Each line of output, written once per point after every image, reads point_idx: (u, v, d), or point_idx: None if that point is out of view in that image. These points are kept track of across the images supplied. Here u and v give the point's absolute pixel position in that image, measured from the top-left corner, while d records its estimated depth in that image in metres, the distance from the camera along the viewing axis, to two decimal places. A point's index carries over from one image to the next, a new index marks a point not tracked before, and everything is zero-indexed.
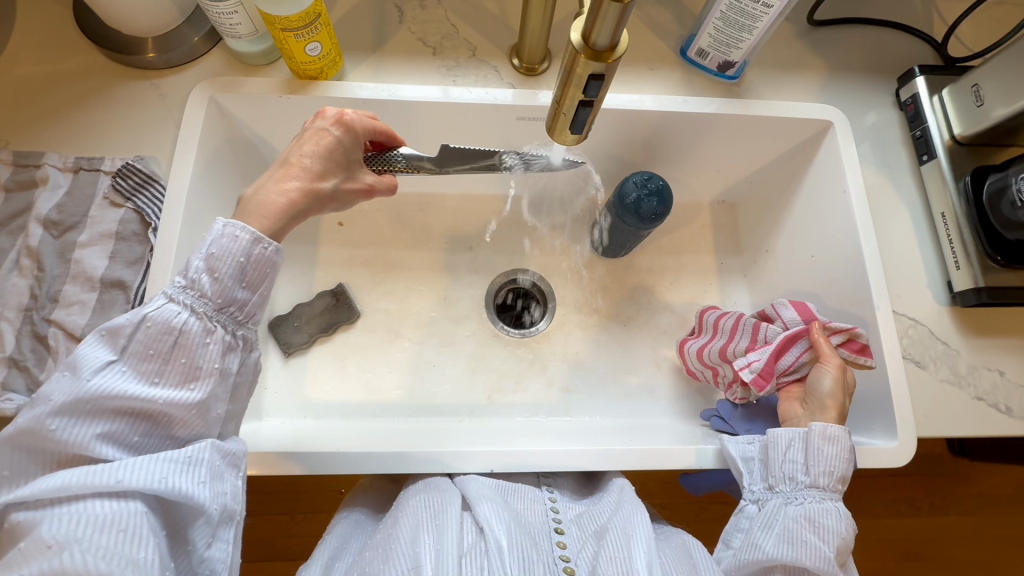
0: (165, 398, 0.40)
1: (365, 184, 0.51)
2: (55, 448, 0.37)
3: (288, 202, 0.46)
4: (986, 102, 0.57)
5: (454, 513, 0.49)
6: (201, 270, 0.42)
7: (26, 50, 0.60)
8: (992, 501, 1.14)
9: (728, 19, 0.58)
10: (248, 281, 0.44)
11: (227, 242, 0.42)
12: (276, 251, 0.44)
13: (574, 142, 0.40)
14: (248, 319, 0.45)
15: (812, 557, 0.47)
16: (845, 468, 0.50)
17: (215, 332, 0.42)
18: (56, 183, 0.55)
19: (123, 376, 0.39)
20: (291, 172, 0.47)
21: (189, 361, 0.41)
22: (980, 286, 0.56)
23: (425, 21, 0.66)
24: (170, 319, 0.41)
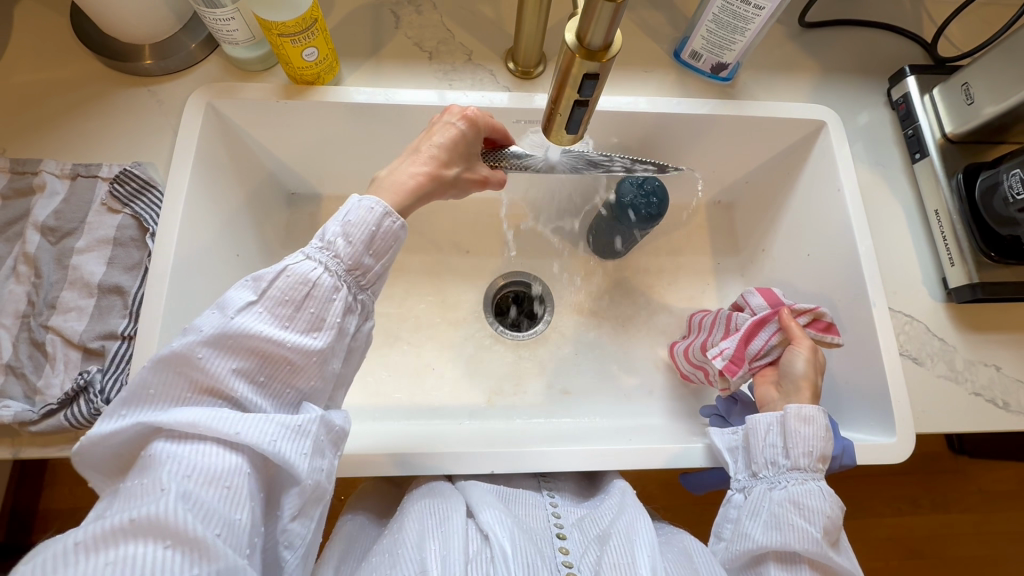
0: (295, 344, 0.41)
1: (479, 176, 0.52)
2: (194, 377, 0.39)
3: (417, 183, 0.47)
4: (976, 101, 0.58)
5: (458, 518, 0.49)
6: (337, 234, 0.44)
7: (23, 58, 0.61)
8: (992, 498, 1.14)
9: (721, 21, 0.59)
10: (374, 251, 0.45)
11: (361, 210, 0.44)
12: (401, 227, 0.45)
13: (571, 141, 0.41)
14: (369, 287, 0.46)
15: (799, 540, 0.46)
16: (826, 447, 0.50)
17: (342, 290, 0.43)
18: (53, 189, 0.55)
19: (260, 318, 0.41)
20: (420, 158, 0.48)
21: (318, 314, 0.42)
22: (974, 282, 0.57)
23: (421, 26, 0.66)
24: (308, 273, 0.42)
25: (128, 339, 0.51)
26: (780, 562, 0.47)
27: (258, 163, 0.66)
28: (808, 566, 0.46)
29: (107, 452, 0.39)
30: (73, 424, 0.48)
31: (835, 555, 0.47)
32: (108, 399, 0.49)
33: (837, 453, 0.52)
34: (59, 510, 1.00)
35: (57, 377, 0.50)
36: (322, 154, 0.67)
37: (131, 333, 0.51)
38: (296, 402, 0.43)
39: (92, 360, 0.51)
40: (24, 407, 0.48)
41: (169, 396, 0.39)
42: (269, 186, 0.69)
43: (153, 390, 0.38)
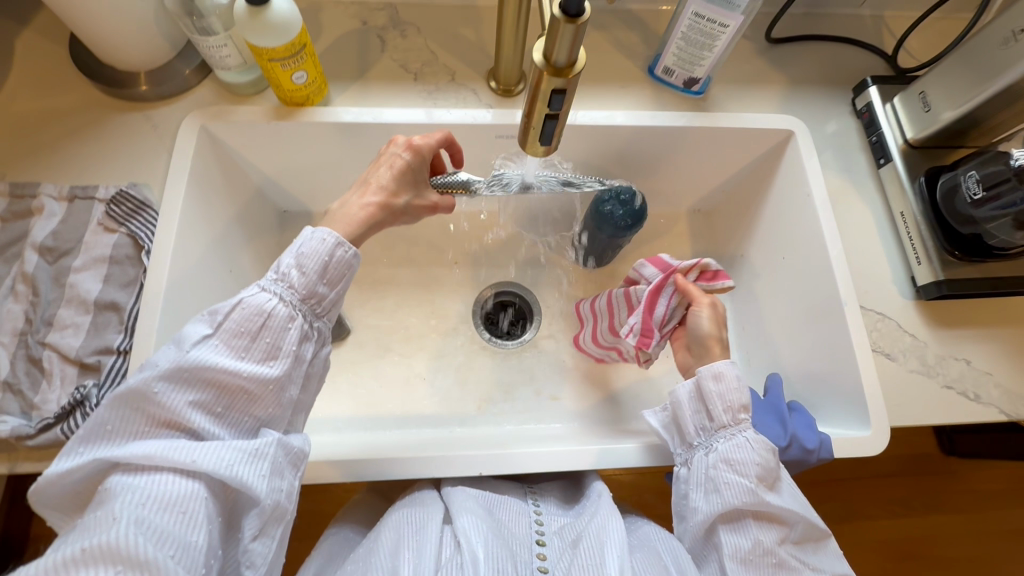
0: (250, 373, 0.43)
1: (431, 202, 0.55)
2: (151, 411, 0.40)
3: (368, 215, 0.50)
4: (934, 108, 0.61)
5: (434, 528, 0.50)
6: (291, 265, 0.46)
7: (23, 87, 0.63)
8: (985, 498, 1.15)
9: (690, 38, 0.62)
10: (328, 279, 0.47)
11: (314, 242, 0.46)
12: (354, 256, 0.48)
13: (545, 153, 0.43)
14: (326, 313, 0.48)
15: (736, 495, 0.48)
16: (741, 394, 0.52)
17: (297, 319, 0.45)
18: (51, 211, 0.57)
19: (216, 350, 0.42)
20: (370, 188, 0.51)
21: (273, 343, 0.44)
22: (940, 279, 0.59)
23: (406, 49, 0.69)
24: (262, 304, 0.44)
25: (123, 354, 0.53)
26: (728, 522, 0.48)
27: (250, 182, 0.68)
28: (754, 519, 0.48)
29: (67, 491, 0.41)
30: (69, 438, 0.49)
31: (774, 496, 0.48)
32: None
33: (813, 447, 0.54)
34: (50, 535, 0.99)
35: (53, 392, 0.51)
36: (312, 172, 0.69)
37: (127, 348, 0.53)
38: (255, 429, 0.44)
39: (88, 375, 0.52)
40: (21, 422, 0.49)
41: (126, 431, 0.40)
42: (261, 205, 0.71)
43: (111, 427, 0.40)
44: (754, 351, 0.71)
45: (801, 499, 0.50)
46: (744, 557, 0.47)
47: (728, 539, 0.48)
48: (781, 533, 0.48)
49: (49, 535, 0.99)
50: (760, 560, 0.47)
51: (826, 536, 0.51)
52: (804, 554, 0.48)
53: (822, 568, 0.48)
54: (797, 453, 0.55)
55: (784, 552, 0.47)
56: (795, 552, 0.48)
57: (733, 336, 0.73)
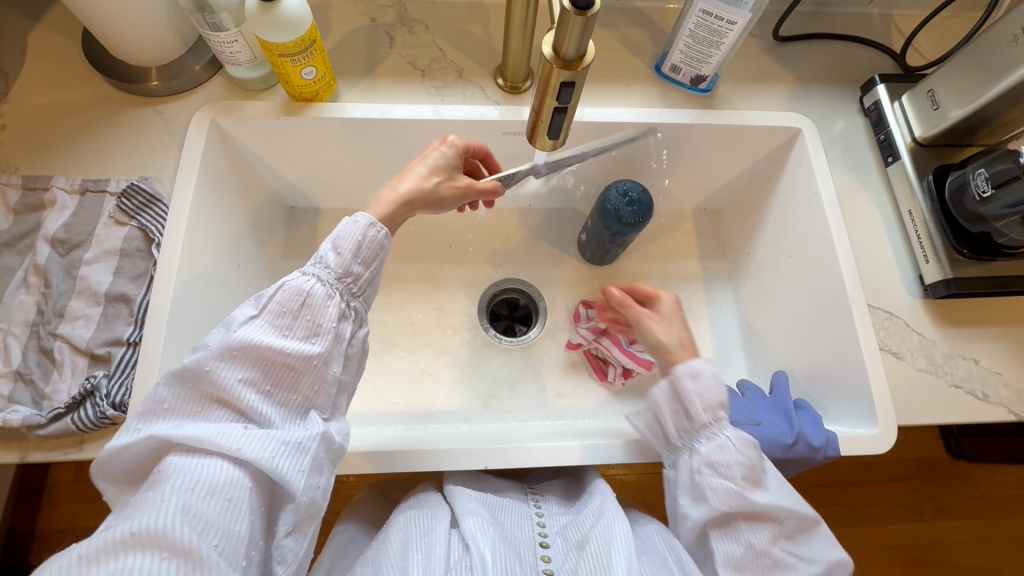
0: (294, 351, 0.43)
1: (467, 186, 0.54)
2: (205, 390, 0.41)
3: (405, 198, 0.50)
4: (942, 106, 0.61)
5: (441, 530, 0.50)
6: (328, 249, 0.47)
7: (36, 81, 0.64)
8: (994, 503, 1.14)
9: (697, 35, 0.62)
10: (363, 259, 0.47)
11: (349, 225, 0.47)
12: (386, 237, 0.48)
13: (553, 147, 0.43)
14: (361, 294, 0.48)
15: (722, 498, 0.48)
16: (718, 391, 0.52)
17: (335, 299, 0.46)
18: (63, 204, 0.58)
19: (262, 331, 0.43)
20: (406, 175, 0.51)
21: (314, 321, 0.45)
22: (949, 277, 0.59)
23: (415, 46, 0.70)
24: (301, 284, 0.45)
25: (133, 345, 0.53)
26: (721, 530, 0.49)
27: (259, 178, 0.69)
28: (744, 521, 0.48)
29: (120, 468, 0.41)
30: (79, 428, 0.50)
31: (763, 494, 0.48)
32: (114, 403, 0.50)
33: (819, 445, 0.54)
34: (56, 530, 1.00)
35: (64, 382, 0.51)
36: (320, 169, 0.70)
37: (137, 339, 0.53)
38: (299, 413, 0.44)
39: (99, 366, 0.53)
40: (32, 411, 0.50)
41: (181, 411, 0.41)
42: (270, 201, 0.72)
43: (167, 405, 0.41)
44: (760, 350, 0.71)
45: (789, 491, 0.49)
46: (736, 561, 0.47)
47: (720, 546, 0.48)
48: (773, 530, 0.48)
49: (54, 530, 1.00)
50: (754, 562, 0.47)
51: (819, 523, 0.50)
52: (798, 547, 0.48)
53: (816, 558, 0.48)
54: (804, 450, 0.55)
55: (778, 550, 0.47)
56: (790, 547, 0.48)
57: (738, 335, 0.73)
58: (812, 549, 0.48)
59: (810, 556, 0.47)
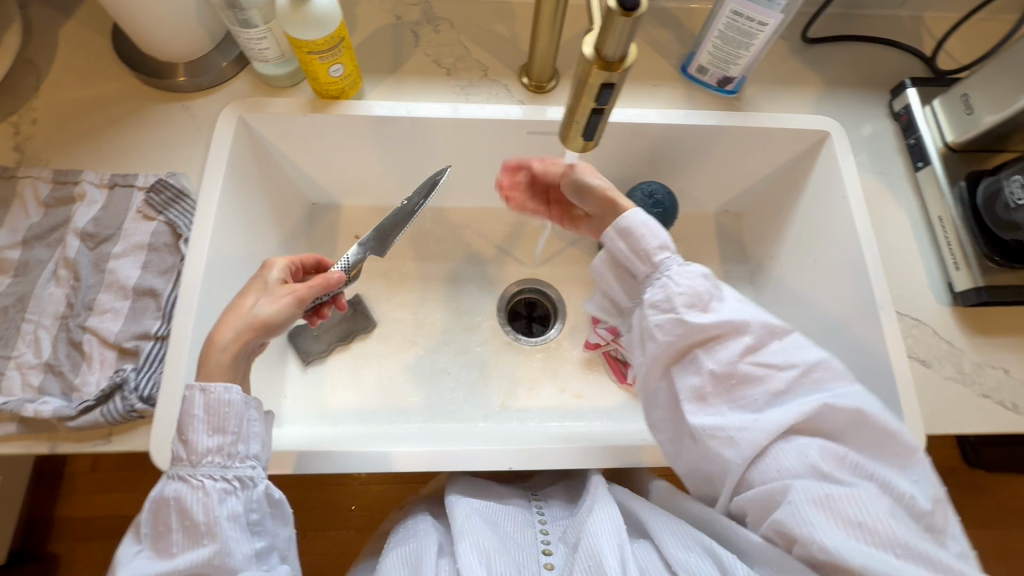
0: (186, 563, 0.42)
1: (292, 291, 0.49)
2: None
3: (234, 346, 0.46)
4: (976, 111, 0.60)
5: (431, 560, 0.50)
6: (178, 443, 0.45)
7: (67, 76, 0.64)
8: (1010, 513, 1.13)
9: (726, 37, 0.62)
10: (215, 427, 0.45)
11: (183, 410, 0.45)
12: (226, 389, 0.45)
13: (588, 148, 0.43)
14: (236, 462, 0.45)
15: (665, 335, 0.48)
16: (653, 236, 0.51)
17: (202, 486, 0.43)
18: (92, 198, 0.59)
19: (149, 560, 0.43)
20: (234, 316, 0.47)
21: (192, 523, 0.43)
22: (980, 285, 0.58)
23: (440, 44, 0.70)
24: (166, 492, 0.44)
25: (160, 339, 0.53)
26: (683, 365, 0.48)
27: (283, 175, 0.69)
28: (701, 349, 0.48)
29: None
30: (108, 421, 0.50)
31: (707, 317, 0.47)
32: (142, 396, 0.51)
33: None
34: (73, 518, 1.01)
35: (93, 375, 0.52)
36: (343, 166, 0.70)
37: (164, 333, 0.54)
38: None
39: (127, 359, 0.53)
40: (62, 403, 0.50)
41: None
42: (292, 197, 0.72)
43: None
44: None
45: (746, 306, 0.48)
46: (700, 393, 0.47)
47: (682, 380, 0.48)
48: (737, 347, 0.46)
49: (72, 518, 1.01)
50: (718, 388, 0.47)
51: (790, 328, 0.48)
52: (768, 357, 0.46)
53: (792, 362, 0.46)
54: None
55: (743, 368, 0.46)
56: (757, 360, 0.46)
57: None
58: (783, 354, 0.47)
59: (782, 361, 0.46)
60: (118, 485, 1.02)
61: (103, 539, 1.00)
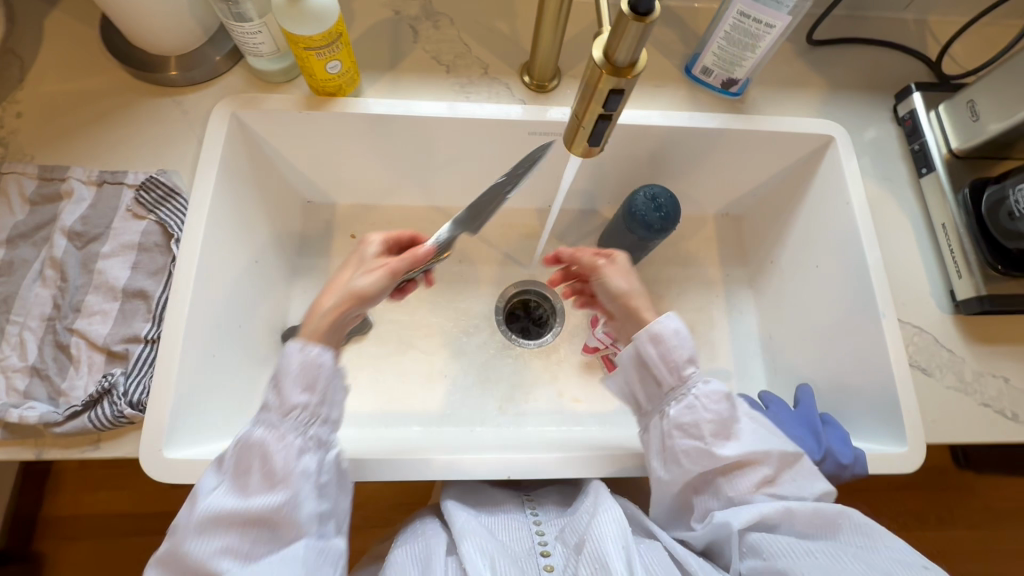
0: (257, 508, 0.43)
1: (385, 264, 0.51)
2: (189, 568, 0.42)
3: (334, 312, 0.48)
4: (981, 118, 0.59)
5: (440, 559, 0.50)
6: (269, 390, 0.46)
7: (52, 68, 0.62)
8: (1000, 515, 1.11)
9: (732, 38, 0.61)
10: (306, 385, 0.46)
11: (282, 363, 0.46)
12: (323, 352, 0.47)
13: (593, 156, 0.42)
14: (316, 420, 0.46)
15: (692, 460, 0.48)
16: (683, 349, 0.51)
17: (286, 438, 0.45)
18: (80, 196, 0.57)
19: (224, 495, 0.44)
20: (333, 288, 0.50)
21: (269, 470, 0.44)
22: (982, 294, 0.58)
23: (439, 41, 0.68)
24: (249, 436, 0.45)
25: (151, 342, 0.52)
26: (702, 488, 0.49)
27: (277, 172, 0.67)
28: (721, 475, 0.48)
29: None
30: (96, 426, 0.49)
31: (734, 446, 0.48)
32: (132, 402, 0.49)
33: (847, 463, 0.53)
34: (59, 517, 0.99)
35: (81, 379, 0.51)
36: (339, 164, 0.68)
37: (155, 336, 0.52)
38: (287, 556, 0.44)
39: (116, 363, 0.52)
40: (49, 408, 0.49)
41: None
42: (287, 195, 0.70)
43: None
44: (780, 360, 0.70)
45: (765, 433, 0.49)
46: (712, 513, 0.48)
47: (699, 502, 0.49)
48: (756, 476, 0.47)
49: (59, 517, 0.99)
50: (730, 511, 0.48)
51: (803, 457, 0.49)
52: (781, 488, 0.47)
53: (801, 494, 0.47)
54: (830, 467, 0.54)
55: (758, 498, 0.47)
56: (772, 491, 0.47)
57: (758, 343, 0.72)
58: (795, 486, 0.48)
59: (793, 493, 0.47)
60: (107, 482, 1.00)
61: (91, 537, 0.99)
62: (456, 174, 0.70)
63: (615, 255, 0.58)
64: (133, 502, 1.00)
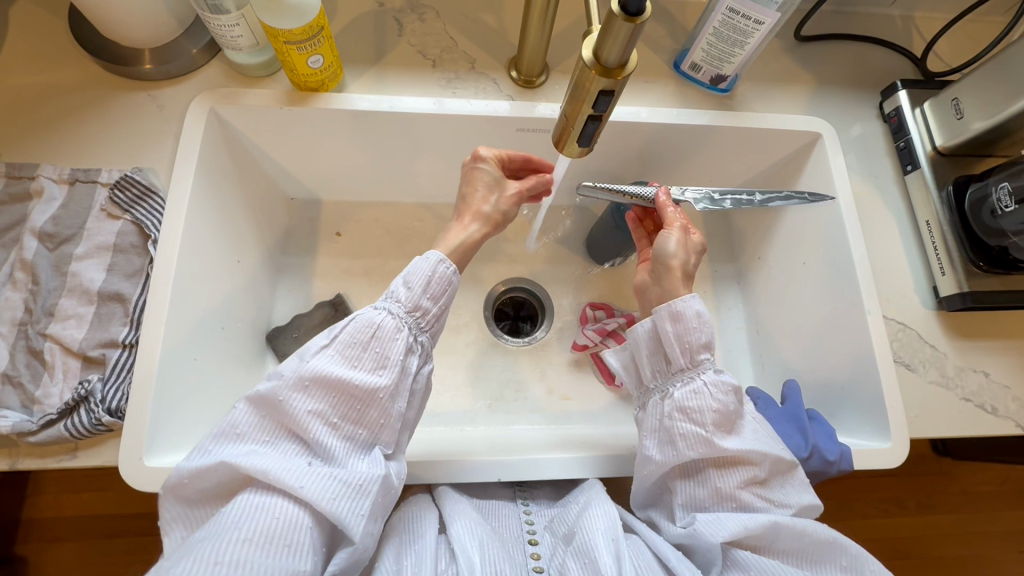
0: (361, 382, 0.44)
1: (516, 190, 0.54)
2: (279, 419, 0.43)
3: (470, 241, 0.51)
4: (965, 116, 0.60)
5: (430, 534, 0.49)
6: (399, 283, 0.48)
7: (19, 60, 0.60)
8: (975, 498, 1.14)
9: (721, 35, 0.60)
10: (432, 295, 0.48)
11: (421, 262, 0.48)
12: (454, 272, 0.49)
13: (580, 154, 0.43)
14: (429, 329, 0.49)
15: (690, 446, 0.48)
16: (702, 333, 0.51)
17: (403, 331, 0.46)
18: (51, 195, 0.55)
19: (332, 361, 0.44)
20: (470, 216, 0.52)
21: (382, 353, 0.45)
22: (965, 290, 0.58)
23: (425, 34, 0.66)
24: (372, 317, 0.46)
25: (129, 347, 0.50)
26: (690, 475, 0.49)
27: (258, 169, 0.66)
28: (713, 467, 0.48)
29: (191, 495, 0.42)
30: (73, 435, 0.47)
31: (734, 441, 0.48)
32: (110, 409, 0.48)
33: (833, 459, 0.54)
34: (41, 519, 0.97)
35: (55, 386, 0.49)
36: (322, 159, 0.67)
37: (133, 341, 0.51)
38: (366, 444, 0.44)
39: (92, 369, 0.50)
40: (22, 417, 0.47)
41: (255, 437, 0.42)
42: (269, 192, 0.68)
43: (245, 429, 0.42)
44: (767, 356, 0.71)
45: (764, 437, 0.49)
46: (698, 502, 0.48)
47: (683, 485, 0.49)
48: (747, 474, 0.47)
49: (39, 518, 0.97)
50: (716, 502, 0.47)
51: (796, 468, 0.50)
52: (770, 491, 0.48)
53: (787, 502, 0.48)
54: (818, 463, 0.55)
55: (745, 495, 0.47)
56: (760, 492, 0.48)
57: (746, 339, 0.73)
58: (783, 493, 0.48)
59: (781, 499, 0.48)
60: (88, 484, 0.98)
61: (74, 540, 0.97)
62: (443, 171, 0.69)
63: (692, 231, 0.56)
64: (116, 503, 0.98)
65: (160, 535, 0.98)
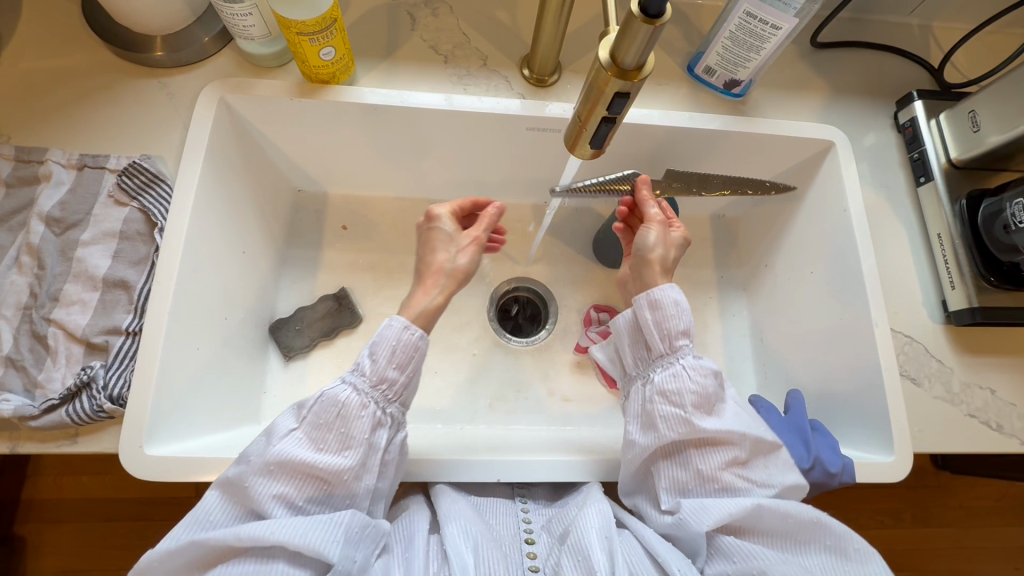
0: (325, 464, 0.44)
1: (473, 240, 0.52)
2: (246, 502, 0.44)
3: (435, 302, 0.49)
4: (982, 129, 0.59)
5: (422, 538, 0.49)
6: (364, 354, 0.48)
7: (31, 44, 0.60)
8: (973, 513, 1.14)
9: (737, 39, 0.60)
10: (398, 364, 0.47)
11: (385, 330, 0.47)
12: (421, 337, 0.47)
13: (593, 156, 0.43)
14: (398, 398, 0.48)
15: (671, 427, 0.48)
16: (679, 320, 0.51)
17: (368, 407, 0.46)
18: (59, 179, 0.55)
19: (297, 443, 0.45)
20: (430, 282, 0.50)
21: (347, 432, 0.45)
22: (974, 306, 0.58)
23: (438, 29, 0.66)
24: (337, 395, 0.46)
25: (132, 335, 0.50)
26: (671, 456, 0.48)
27: (266, 160, 0.66)
28: (694, 448, 0.48)
29: None
30: (73, 421, 0.47)
31: (713, 422, 0.48)
32: (111, 396, 0.48)
33: (836, 471, 0.54)
34: (39, 501, 0.97)
35: (58, 371, 0.49)
36: (329, 152, 0.66)
37: (136, 329, 0.50)
38: None
39: (95, 356, 0.50)
40: (24, 401, 0.47)
41: (224, 521, 0.44)
42: (276, 184, 0.68)
43: (214, 514, 0.44)
44: (771, 364, 0.70)
45: (745, 420, 0.49)
46: (682, 487, 0.48)
47: (666, 469, 0.48)
48: (728, 455, 0.47)
49: (37, 500, 0.97)
50: (700, 486, 0.47)
51: (778, 448, 0.50)
52: (751, 472, 0.48)
53: (770, 482, 0.48)
54: (819, 475, 0.54)
55: (727, 476, 0.47)
56: (742, 473, 0.48)
57: (749, 346, 0.72)
58: (765, 473, 0.48)
59: (762, 480, 0.48)
60: (87, 467, 0.98)
61: (71, 522, 0.97)
62: (452, 167, 0.69)
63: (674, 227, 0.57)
64: (114, 488, 0.98)
65: (157, 521, 0.98)
